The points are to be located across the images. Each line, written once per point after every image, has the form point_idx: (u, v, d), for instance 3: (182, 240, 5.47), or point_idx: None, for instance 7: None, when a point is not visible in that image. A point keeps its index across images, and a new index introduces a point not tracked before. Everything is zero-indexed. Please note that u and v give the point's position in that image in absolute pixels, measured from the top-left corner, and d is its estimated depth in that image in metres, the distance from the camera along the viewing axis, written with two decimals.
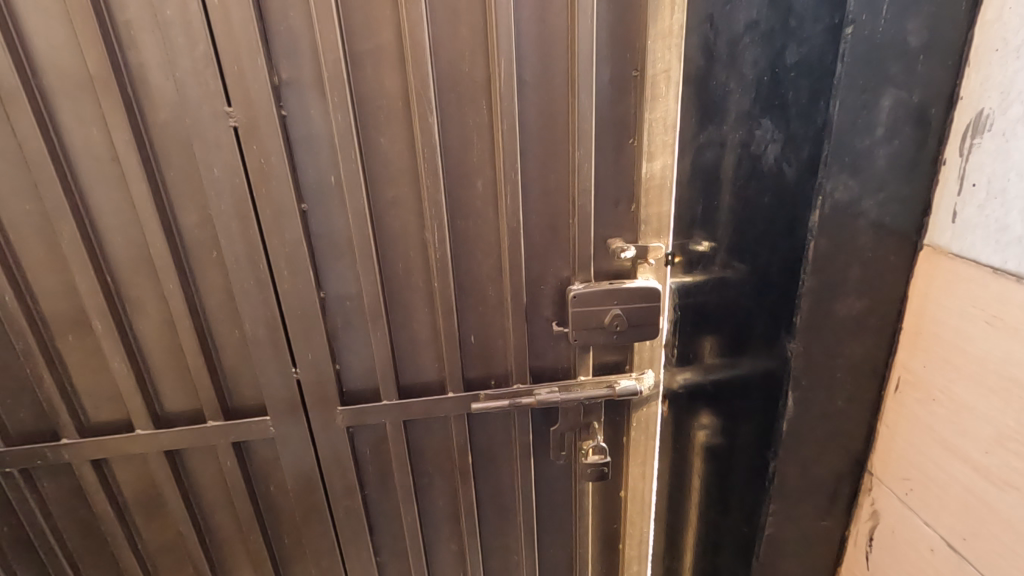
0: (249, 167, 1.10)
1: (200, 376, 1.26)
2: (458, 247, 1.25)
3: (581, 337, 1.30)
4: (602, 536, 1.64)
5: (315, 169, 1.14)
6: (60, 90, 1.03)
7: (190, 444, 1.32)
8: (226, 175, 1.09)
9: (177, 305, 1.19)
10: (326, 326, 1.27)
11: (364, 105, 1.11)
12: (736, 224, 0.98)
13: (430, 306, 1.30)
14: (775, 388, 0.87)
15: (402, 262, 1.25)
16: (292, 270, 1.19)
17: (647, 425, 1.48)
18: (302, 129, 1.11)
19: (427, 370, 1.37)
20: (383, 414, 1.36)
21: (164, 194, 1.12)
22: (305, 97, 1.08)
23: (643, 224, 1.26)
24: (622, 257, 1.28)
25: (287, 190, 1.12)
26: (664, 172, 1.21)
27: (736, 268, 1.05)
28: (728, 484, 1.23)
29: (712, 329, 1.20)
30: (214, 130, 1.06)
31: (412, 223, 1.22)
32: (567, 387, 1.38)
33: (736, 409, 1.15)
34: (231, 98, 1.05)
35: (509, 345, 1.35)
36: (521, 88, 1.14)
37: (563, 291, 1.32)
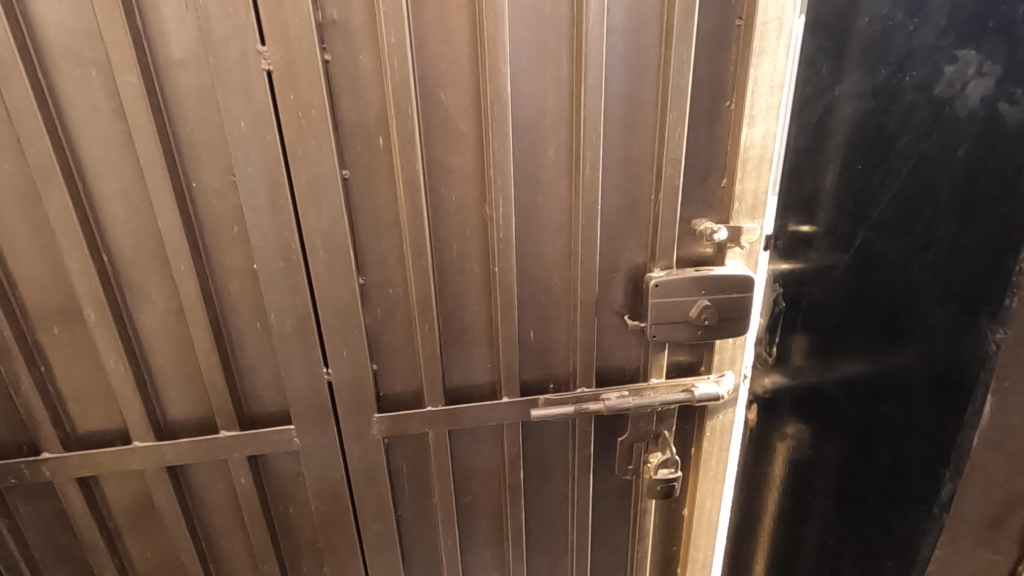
0: (283, 122, 0.91)
1: (213, 376, 1.06)
2: (522, 227, 1.07)
3: (661, 332, 1.12)
4: (661, 562, 1.45)
5: (361, 128, 0.95)
6: (50, 18, 0.83)
7: (197, 458, 1.11)
8: (256, 131, 0.90)
9: (189, 291, 0.99)
10: (365, 318, 1.08)
11: (423, 51, 0.93)
12: (868, 192, 0.81)
13: (486, 296, 1.11)
14: (961, 389, 0.69)
15: (456, 243, 1.06)
16: (329, 250, 1.00)
17: (721, 436, 1.30)
18: (349, 78, 0.92)
19: (478, 372, 1.18)
20: (427, 423, 1.16)
21: (177, 154, 0.92)
22: (354, 37, 0.90)
23: (736, 202, 1.09)
24: (712, 240, 1.09)
25: (328, 153, 0.93)
26: (767, 139, 1.04)
27: (847, 253, 0.87)
28: (807, 505, 1.06)
29: (803, 328, 1.02)
30: (242, 75, 0.87)
31: (471, 197, 1.03)
32: (638, 392, 1.20)
33: (826, 418, 0.98)
34: (265, 36, 0.86)
35: (575, 342, 1.16)
36: (609, 36, 0.96)
37: (639, 280, 1.14)
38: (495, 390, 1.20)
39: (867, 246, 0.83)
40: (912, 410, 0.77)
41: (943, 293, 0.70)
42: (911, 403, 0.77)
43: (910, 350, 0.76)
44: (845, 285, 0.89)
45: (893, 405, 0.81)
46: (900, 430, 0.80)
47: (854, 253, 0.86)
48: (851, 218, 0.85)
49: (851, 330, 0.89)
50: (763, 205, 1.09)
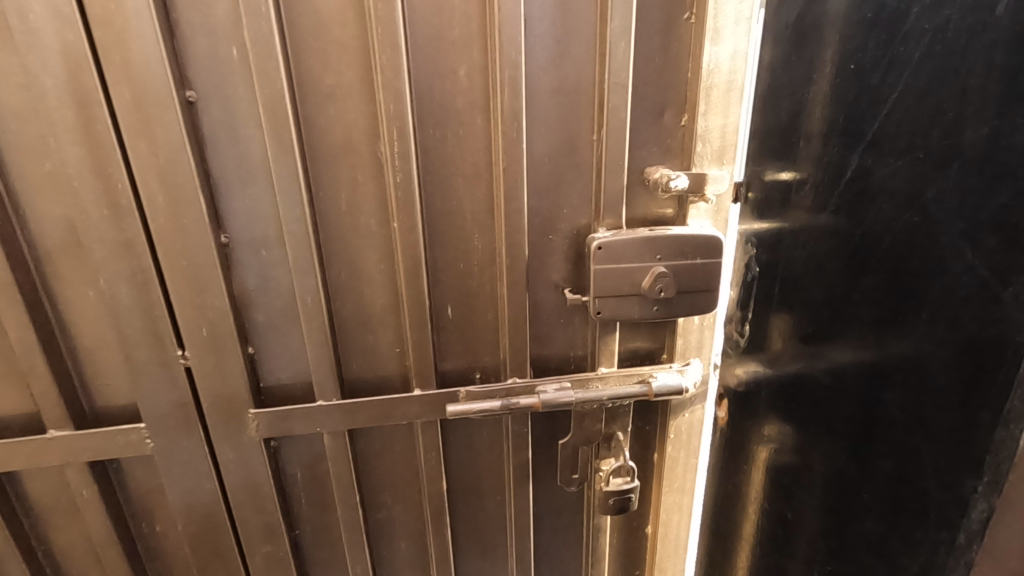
0: (91, 18, 0.69)
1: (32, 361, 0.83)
2: (430, 172, 0.85)
3: (608, 309, 0.90)
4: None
5: (206, 34, 0.74)
6: None
7: (22, 464, 0.88)
8: (54, 30, 0.69)
9: None
10: (231, 287, 0.86)
11: None
12: (864, 99, 0.59)
13: (388, 261, 0.89)
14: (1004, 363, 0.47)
15: (345, 192, 0.84)
16: (169, 195, 0.77)
17: (688, 439, 1.08)
18: None
19: (384, 358, 0.96)
20: (318, 422, 0.94)
21: None
22: None
23: (699, 144, 0.86)
24: (669, 190, 0.87)
25: (159, 62, 0.71)
26: (735, 60, 0.83)
27: (834, 190, 0.65)
28: (789, 527, 0.84)
29: (782, 301, 0.80)
30: None
31: (360, 132, 0.81)
32: (583, 384, 0.98)
33: (811, 414, 0.76)
34: None
35: (503, 322, 0.94)
36: None
37: (581, 245, 0.92)
38: (407, 381, 0.98)
39: (858, 175, 0.61)
40: (926, 396, 0.55)
41: (973, 223, 0.49)
42: (924, 389, 0.55)
43: (921, 314, 0.54)
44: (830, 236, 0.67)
45: (899, 393, 0.58)
46: (911, 428, 0.57)
47: (843, 189, 0.64)
48: (841, 140, 0.63)
49: (839, 295, 0.67)
50: (732, 147, 0.87)
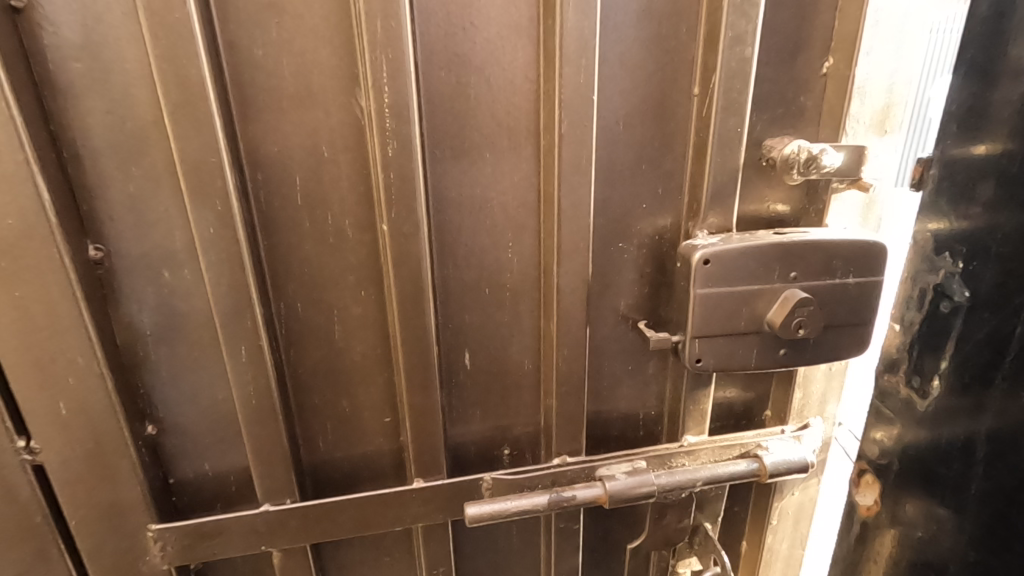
0: None
1: None
2: (442, 145, 0.53)
3: (713, 355, 0.59)
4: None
5: None
6: None
7: None
8: None
9: None
10: (111, 331, 0.53)
11: None
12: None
13: (372, 285, 0.57)
14: None
15: (301, 175, 0.51)
16: None
17: (796, 525, 0.77)
18: None
19: (366, 431, 0.63)
20: (262, 537, 0.60)
21: None
22: None
23: (854, 101, 0.56)
24: (809, 173, 0.56)
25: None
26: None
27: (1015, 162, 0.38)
28: None
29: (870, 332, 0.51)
30: None
31: (327, 76, 0.49)
32: (663, 462, 0.66)
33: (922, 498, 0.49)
34: None
35: (548, 373, 0.63)
36: None
37: (665, 257, 0.62)
38: (401, 462, 0.65)
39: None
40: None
41: None
42: None
43: None
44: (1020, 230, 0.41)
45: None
46: None
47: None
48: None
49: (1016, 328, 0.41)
50: (898, 108, 0.58)
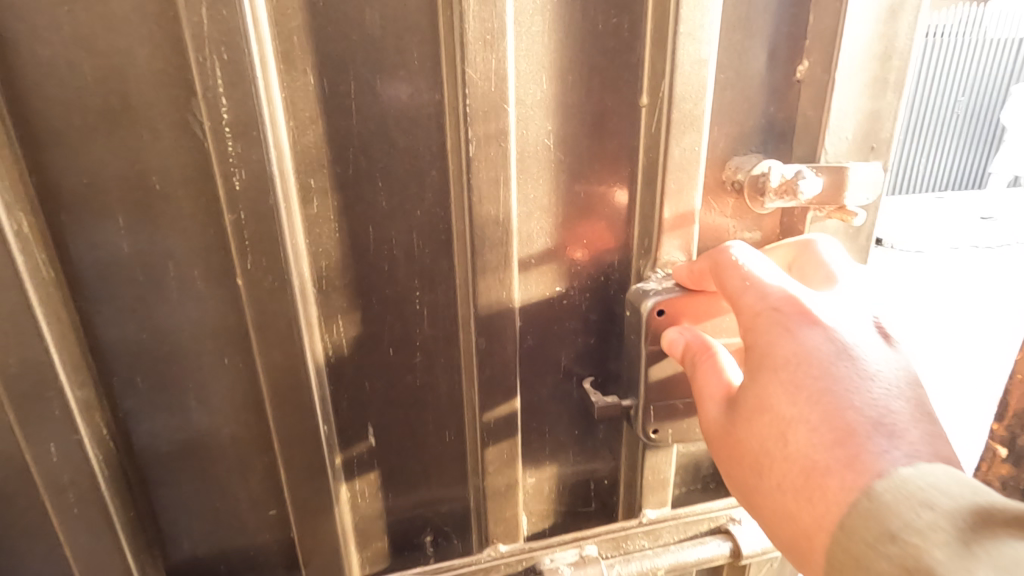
0: None
1: None
2: (316, 171, 0.41)
3: (671, 420, 0.49)
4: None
5: None
6: None
7: None
8: None
9: None
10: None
11: None
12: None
13: (236, 350, 0.44)
14: None
15: (125, 214, 0.39)
16: None
17: None
18: None
19: (245, 528, 0.50)
20: None
21: None
22: None
23: (834, 120, 0.46)
24: (784, 201, 0.46)
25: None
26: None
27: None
28: None
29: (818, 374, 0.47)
30: None
31: (149, 84, 0.36)
32: (619, 544, 0.55)
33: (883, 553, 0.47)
34: None
35: (473, 445, 0.51)
36: None
37: (613, 301, 0.51)
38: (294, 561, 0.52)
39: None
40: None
41: None
42: None
43: None
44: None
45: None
46: None
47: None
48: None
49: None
50: (884, 121, 0.48)
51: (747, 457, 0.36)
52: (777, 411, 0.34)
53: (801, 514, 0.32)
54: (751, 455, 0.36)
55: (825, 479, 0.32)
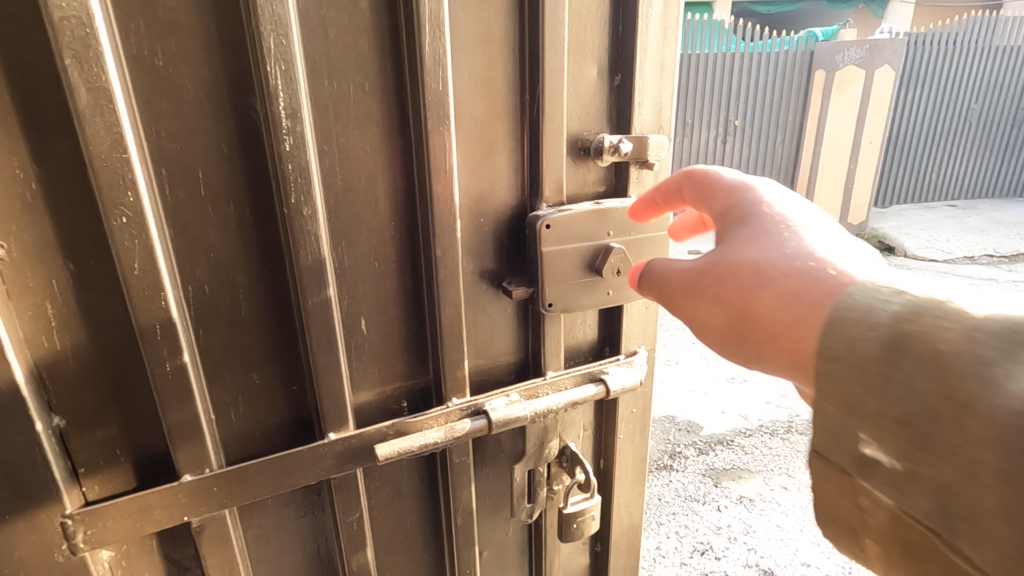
0: None
1: None
2: (329, 139, 0.63)
3: (563, 299, 0.77)
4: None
5: None
6: None
7: None
8: None
9: None
10: (16, 324, 0.57)
11: None
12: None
13: (274, 263, 0.65)
14: None
15: (205, 166, 0.59)
16: None
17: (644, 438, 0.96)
18: None
19: (276, 399, 0.70)
20: (183, 509, 0.65)
21: None
22: None
23: (637, 108, 0.78)
24: (615, 155, 0.78)
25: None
26: (667, 12, 0.77)
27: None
28: None
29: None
30: None
31: (223, 83, 0.57)
32: (533, 394, 0.82)
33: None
34: None
35: (433, 331, 0.75)
36: None
37: (517, 225, 0.78)
38: (310, 424, 0.73)
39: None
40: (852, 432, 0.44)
41: None
42: None
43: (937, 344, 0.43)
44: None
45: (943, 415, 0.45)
46: None
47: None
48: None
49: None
50: (665, 108, 0.81)
51: (712, 287, 0.57)
52: (755, 255, 0.56)
53: (788, 309, 0.52)
54: (722, 286, 0.56)
55: (784, 287, 0.53)
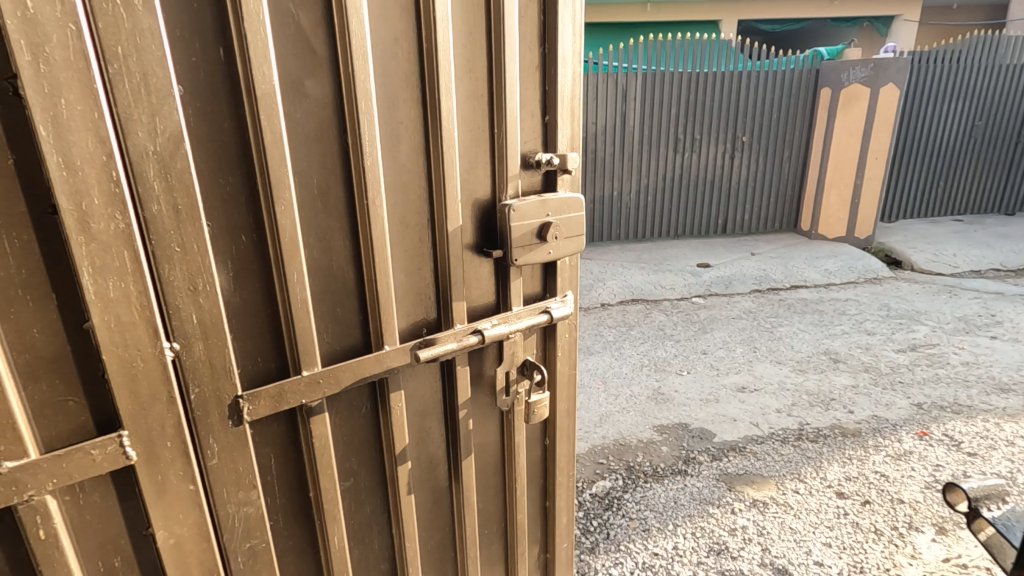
0: (124, 84, 0.94)
1: (61, 359, 1.02)
2: (384, 181, 1.23)
3: (522, 256, 1.37)
4: (539, 478, 1.71)
5: (213, 97, 1.04)
6: None
7: (39, 471, 1.01)
8: (94, 94, 0.92)
9: (34, 267, 0.97)
10: (215, 274, 1.10)
11: (279, 26, 1.08)
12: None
13: (351, 247, 1.24)
14: None
15: (320, 199, 1.17)
16: (179, 211, 1.03)
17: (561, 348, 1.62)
18: (195, 50, 1.01)
19: (349, 327, 1.28)
20: (301, 390, 1.21)
21: (14, 126, 0.90)
22: (201, 16, 1.01)
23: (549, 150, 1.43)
24: (545, 165, 1.42)
25: (160, 87, 0.97)
26: (569, 90, 1.46)
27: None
28: None
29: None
30: (72, 39, 0.89)
31: (331, 157, 1.17)
32: (507, 318, 1.42)
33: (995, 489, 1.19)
34: (105, 10, 0.91)
35: (445, 282, 1.35)
36: (447, 17, 1.24)
37: (490, 211, 1.38)
38: (366, 343, 1.31)
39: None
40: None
41: None
42: None
43: None
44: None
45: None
46: None
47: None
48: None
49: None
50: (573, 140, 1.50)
51: None
52: None
53: None
54: None
55: None
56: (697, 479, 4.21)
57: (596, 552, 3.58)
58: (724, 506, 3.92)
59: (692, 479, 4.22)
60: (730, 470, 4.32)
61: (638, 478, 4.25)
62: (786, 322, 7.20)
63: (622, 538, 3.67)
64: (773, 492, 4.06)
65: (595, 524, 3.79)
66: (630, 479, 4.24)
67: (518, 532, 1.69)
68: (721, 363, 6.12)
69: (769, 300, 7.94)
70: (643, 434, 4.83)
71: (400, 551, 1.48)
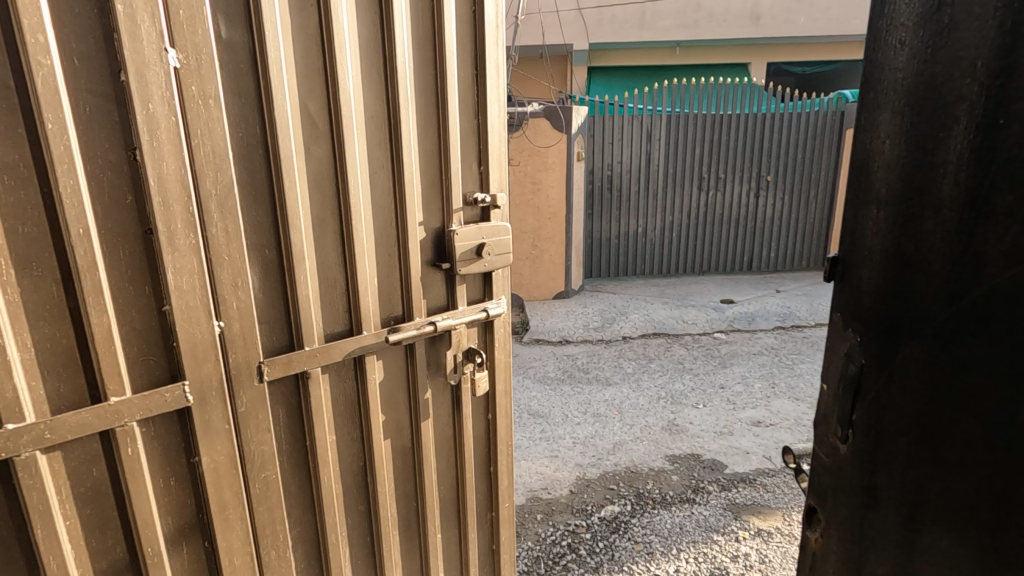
0: (200, 155, 1.52)
1: (146, 333, 1.54)
2: (365, 216, 1.84)
3: (464, 266, 2.09)
4: (480, 436, 2.39)
5: (250, 162, 1.61)
6: (44, 95, 1.31)
7: (131, 406, 1.51)
8: (180, 162, 1.48)
9: (136, 271, 1.50)
10: (250, 276, 1.65)
11: (297, 117, 1.67)
12: (913, 135, 0.83)
13: (341, 262, 1.82)
14: (906, 246, 0.86)
15: (319, 230, 1.76)
16: (228, 235, 1.59)
17: (494, 332, 2.32)
18: (241, 132, 1.59)
19: (338, 317, 1.85)
20: (307, 360, 1.77)
21: (131, 182, 1.46)
22: (246, 111, 1.59)
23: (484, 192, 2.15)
24: (480, 204, 2.14)
25: (221, 153, 1.55)
26: (498, 151, 2.18)
27: (914, 162, 0.84)
28: None
29: (824, 371, 1.00)
30: (169, 130, 1.46)
31: (328, 202, 1.76)
32: (453, 313, 2.12)
33: (816, 433, 1.04)
34: (187, 111, 1.48)
35: (410, 286, 1.99)
36: (409, 107, 1.90)
37: (442, 235, 2.06)
38: (352, 328, 1.88)
39: (920, 139, 0.83)
40: (1009, 469, 0.76)
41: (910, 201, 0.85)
42: (907, 294, 0.85)
43: None
44: (874, 262, 0.91)
45: (939, 410, 0.83)
46: (883, 324, 0.89)
47: (939, 134, 0.80)
48: (919, 117, 0.83)
49: (839, 291, 1.00)
50: (502, 183, 2.22)
51: None
52: None
53: None
54: None
55: None
56: (705, 507, 4.50)
57: (600, 571, 3.88)
58: (729, 533, 4.19)
59: (699, 507, 4.50)
60: (737, 500, 4.58)
61: (646, 504, 4.55)
62: (804, 359, 7.35)
63: (626, 560, 3.97)
64: (779, 522, 4.31)
65: (601, 545, 4.11)
66: (639, 505, 4.54)
67: (464, 472, 2.34)
68: (737, 398, 6.32)
69: (791, 338, 8.08)
70: (655, 463, 5.13)
71: (374, 484, 2.05)
